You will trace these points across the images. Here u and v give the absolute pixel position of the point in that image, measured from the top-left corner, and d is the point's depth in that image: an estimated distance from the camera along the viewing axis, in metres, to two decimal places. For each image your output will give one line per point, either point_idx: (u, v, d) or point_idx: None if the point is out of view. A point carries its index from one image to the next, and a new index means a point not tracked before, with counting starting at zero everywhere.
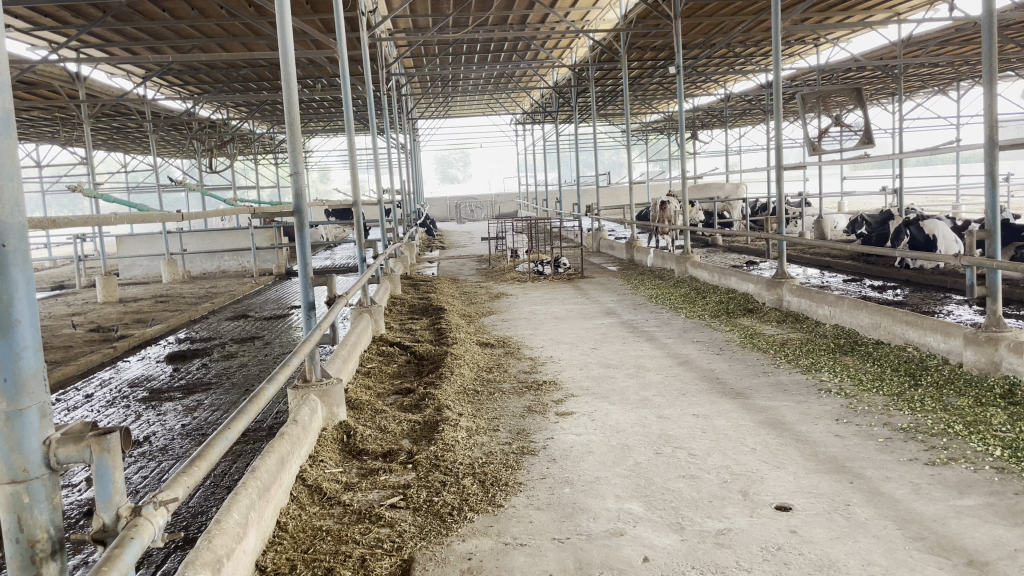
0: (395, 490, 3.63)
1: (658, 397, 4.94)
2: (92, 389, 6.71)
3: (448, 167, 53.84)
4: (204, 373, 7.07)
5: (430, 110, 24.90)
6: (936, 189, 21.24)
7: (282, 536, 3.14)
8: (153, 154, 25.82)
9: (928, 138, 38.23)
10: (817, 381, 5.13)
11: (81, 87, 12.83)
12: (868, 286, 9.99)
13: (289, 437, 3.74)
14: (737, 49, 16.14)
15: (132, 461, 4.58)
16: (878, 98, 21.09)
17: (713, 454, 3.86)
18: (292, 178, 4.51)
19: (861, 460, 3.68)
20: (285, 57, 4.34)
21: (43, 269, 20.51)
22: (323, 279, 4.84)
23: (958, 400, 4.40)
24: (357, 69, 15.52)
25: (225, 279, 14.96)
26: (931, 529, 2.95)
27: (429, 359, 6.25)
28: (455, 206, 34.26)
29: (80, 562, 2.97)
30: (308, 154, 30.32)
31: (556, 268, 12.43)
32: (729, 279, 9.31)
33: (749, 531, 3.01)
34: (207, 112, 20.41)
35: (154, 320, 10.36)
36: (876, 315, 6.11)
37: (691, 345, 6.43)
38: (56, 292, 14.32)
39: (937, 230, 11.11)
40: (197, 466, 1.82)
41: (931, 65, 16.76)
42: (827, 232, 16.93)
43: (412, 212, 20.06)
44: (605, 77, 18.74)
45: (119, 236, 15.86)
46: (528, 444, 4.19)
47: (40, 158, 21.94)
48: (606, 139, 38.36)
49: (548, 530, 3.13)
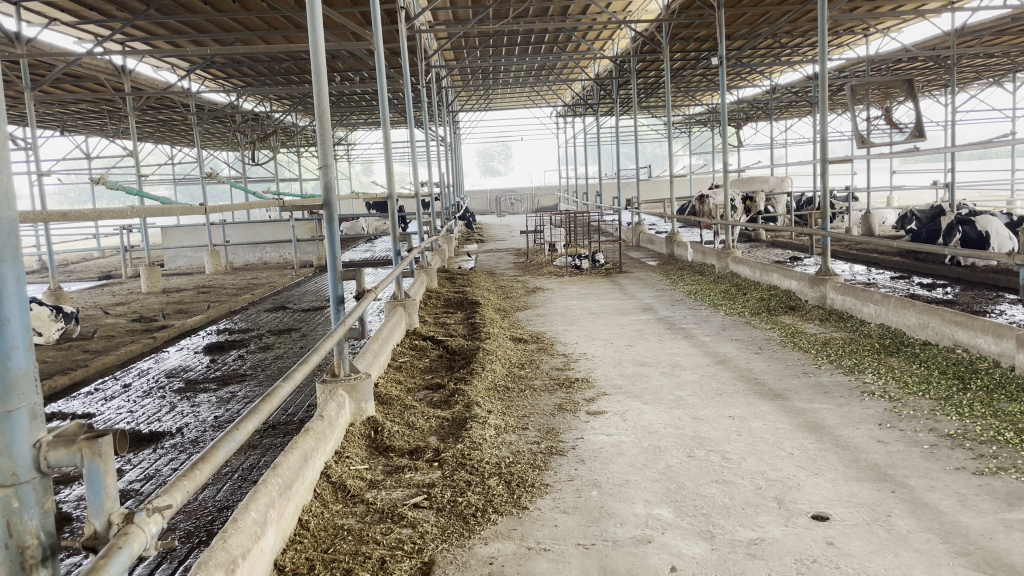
0: (419, 489, 3.56)
1: (692, 397, 4.81)
2: (130, 379, 6.79)
3: (489, 160, 53.78)
4: (240, 364, 7.10)
5: (471, 102, 24.88)
6: (990, 185, 20.61)
7: (304, 534, 3.10)
8: (198, 147, 26.25)
9: (983, 131, 37.23)
10: (860, 383, 4.95)
11: (126, 79, 13.01)
12: (917, 283, 9.69)
13: (314, 432, 3.69)
14: (783, 40, 15.81)
15: (162, 453, 4.58)
16: (929, 89, 20.53)
17: (748, 458, 3.72)
18: (321, 171, 4.45)
19: (905, 468, 3.51)
20: (314, 49, 4.27)
21: (91, 259, 20.89)
22: (352, 273, 4.77)
23: (1010, 406, 4.20)
24: (396, 62, 15.50)
25: (266, 271, 15.06)
26: (977, 544, 2.79)
27: (461, 355, 6.18)
28: (495, 199, 34.24)
29: (79, 566, 2.98)
30: (351, 147, 30.52)
31: (594, 262, 12.28)
32: (771, 275, 9.09)
33: (783, 540, 2.88)
34: (251, 105, 20.63)
35: (195, 310, 10.48)
36: (924, 315, 5.90)
37: (730, 344, 6.27)
38: (102, 282, 14.59)
39: (991, 227, 10.83)
40: (199, 470, 1.77)
41: (986, 55, 16.25)
42: (874, 227, 16.54)
43: (452, 205, 20.06)
44: (647, 69, 18.51)
45: (164, 228, 16.05)
46: (557, 444, 4.10)
47: (89, 150, 22.38)
48: (648, 132, 37.94)
49: (573, 535, 3.04)
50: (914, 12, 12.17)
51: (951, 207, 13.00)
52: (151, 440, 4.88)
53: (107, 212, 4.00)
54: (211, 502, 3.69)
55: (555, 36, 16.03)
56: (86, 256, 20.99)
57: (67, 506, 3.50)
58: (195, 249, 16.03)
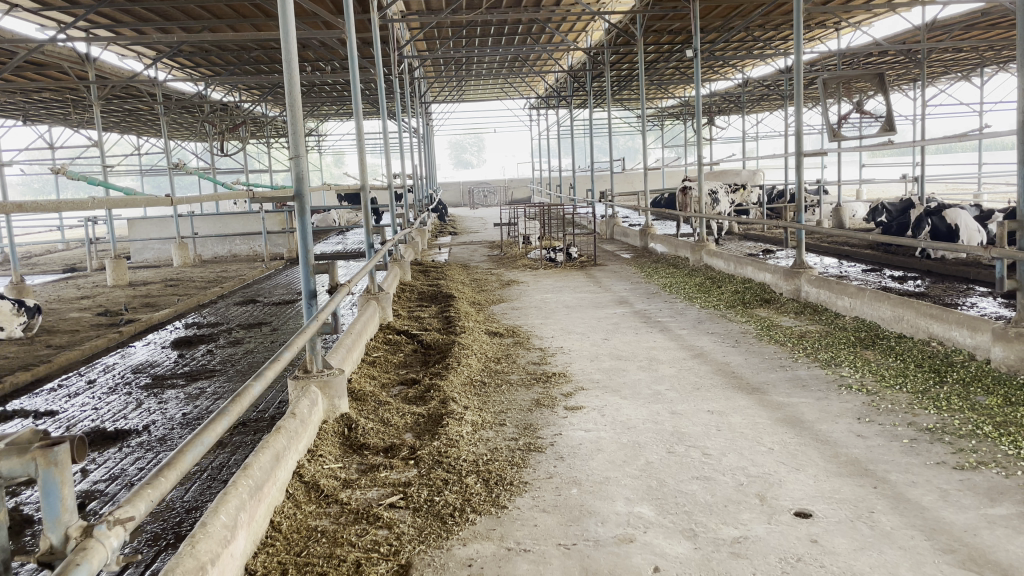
0: (395, 489, 3.47)
1: (671, 392, 4.76)
2: (95, 375, 6.62)
3: (462, 152, 53.73)
4: (209, 359, 6.94)
5: (444, 93, 24.76)
6: (959, 178, 20.84)
7: (275, 537, 2.99)
8: (165, 138, 25.81)
9: (948, 126, 37.89)
10: (838, 376, 4.93)
11: (90, 68, 12.69)
12: (888, 277, 9.73)
13: (286, 430, 3.59)
14: (756, 33, 15.83)
15: (128, 452, 4.45)
16: (899, 83, 20.76)
17: (728, 454, 3.69)
18: (292, 161, 4.32)
19: (886, 463, 3.49)
20: (285, 38, 4.14)
21: (56, 251, 20.45)
22: (324, 266, 4.64)
23: (987, 399, 4.20)
24: (368, 52, 15.29)
25: (237, 263, 14.84)
26: (962, 541, 2.76)
27: (435, 349, 6.08)
28: (469, 192, 34.17)
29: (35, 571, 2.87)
30: (322, 138, 30.24)
31: (568, 255, 12.19)
32: (745, 268, 9.09)
33: (767, 539, 2.84)
34: (219, 95, 20.29)
35: (162, 304, 10.26)
36: (899, 308, 5.91)
37: (706, 337, 6.25)
38: (67, 275, 14.25)
39: (961, 220, 10.92)
40: (162, 478, 1.68)
41: (957, 50, 16.42)
42: (845, 220, 16.67)
43: (425, 198, 19.85)
44: (621, 61, 18.49)
45: (130, 219, 15.72)
46: (535, 440, 4.03)
47: (53, 140, 21.86)
48: (621, 124, 38.06)
49: (554, 535, 2.97)
50: (885, 6, 12.24)
51: (921, 200, 13.10)
52: (116, 438, 4.73)
53: (66, 202, 3.82)
54: (179, 504, 3.57)
55: (529, 27, 15.94)
56: (49, 249, 20.52)
57: (25, 509, 3.33)
58: (163, 241, 15.74)
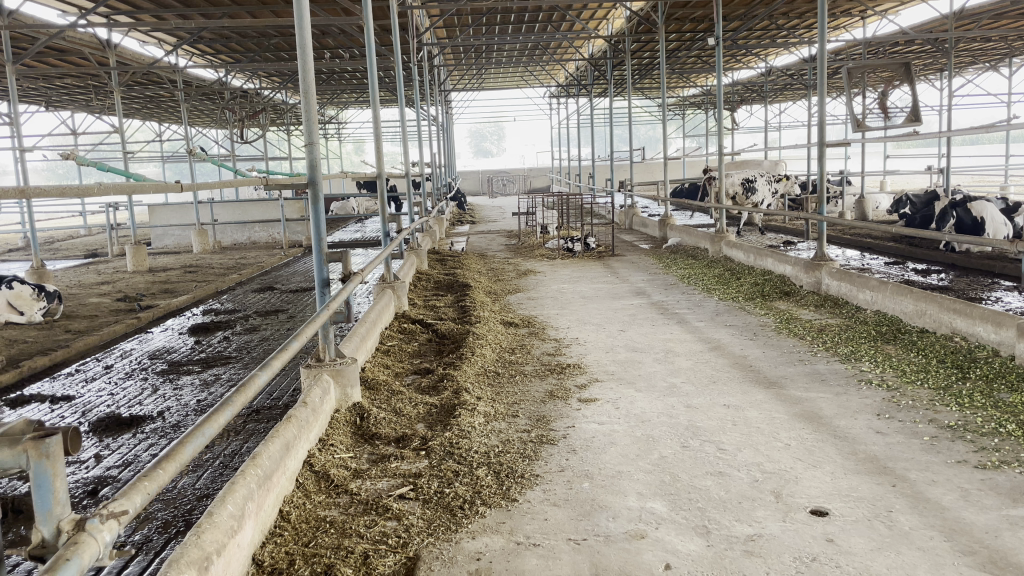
0: (405, 479, 3.44)
1: (687, 385, 4.71)
2: (113, 360, 6.65)
3: (481, 140, 53.73)
4: (225, 346, 6.95)
5: (464, 82, 24.73)
6: (984, 170, 20.50)
7: (284, 527, 2.98)
8: (186, 125, 25.95)
9: (975, 116, 37.29)
10: (857, 371, 4.84)
11: (111, 54, 12.74)
12: (911, 270, 9.59)
13: (297, 419, 3.56)
14: (779, 21, 15.65)
15: (143, 438, 4.45)
16: (925, 73, 20.45)
17: (743, 449, 3.62)
18: (306, 148, 4.27)
19: (905, 461, 3.41)
20: (298, 23, 4.08)
21: (78, 237, 20.60)
22: (338, 253, 4.59)
23: (1010, 396, 4.11)
24: (388, 39, 15.25)
25: (256, 249, 14.87)
26: (982, 543, 2.69)
27: (450, 338, 6.05)
28: (487, 180, 34.13)
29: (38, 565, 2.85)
30: (342, 126, 30.26)
31: (586, 245, 12.10)
32: (765, 260, 8.99)
33: (781, 537, 2.78)
34: (240, 82, 20.35)
35: (181, 290, 10.31)
36: (921, 302, 5.81)
37: (723, 329, 6.17)
38: (87, 260, 14.35)
39: (986, 213, 10.77)
40: (162, 470, 1.67)
41: (985, 39, 16.14)
42: (868, 212, 16.46)
43: (444, 185, 19.83)
44: (642, 50, 18.36)
45: (151, 206, 15.83)
46: (548, 432, 3.99)
47: (76, 127, 22.01)
48: (642, 113, 37.81)
49: (565, 529, 2.93)
50: None
51: (945, 191, 12.93)
52: (131, 424, 4.75)
53: (79, 188, 3.78)
54: (190, 490, 3.57)
55: (549, 14, 15.85)
56: (72, 234, 20.75)
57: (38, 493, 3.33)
58: (183, 227, 15.84)
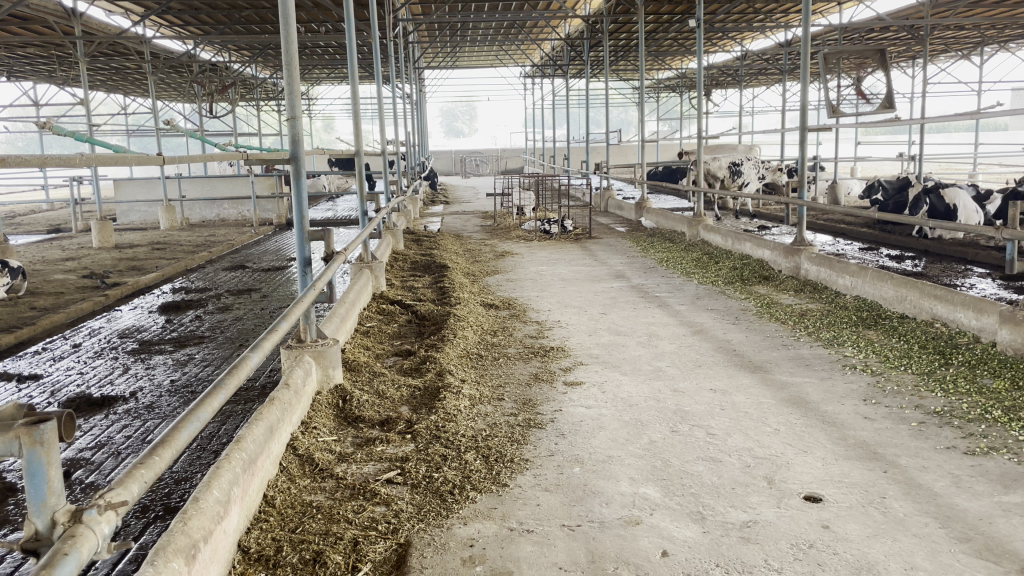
0: (392, 463, 3.38)
1: (672, 369, 4.68)
2: (81, 339, 6.47)
3: (453, 120, 53.36)
4: (197, 325, 6.79)
5: (438, 60, 24.46)
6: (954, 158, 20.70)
7: (269, 512, 2.89)
8: (153, 98, 25.37)
9: (945, 104, 37.67)
10: (841, 356, 4.85)
11: (76, 22, 12.37)
12: (885, 256, 9.66)
13: (280, 401, 3.47)
14: (757, 5, 15.60)
15: (116, 419, 4.32)
16: (899, 60, 20.56)
17: (733, 435, 3.60)
18: (288, 123, 4.14)
19: (895, 447, 3.41)
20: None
21: (42, 211, 20.07)
22: (319, 233, 4.47)
23: (994, 383, 4.13)
24: (363, 14, 14.97)
25: (225, 227, 14.58)
26: (977, 529, 2.69)
27: (430, 320, 5.96)
28: (460, 160, 33.91)
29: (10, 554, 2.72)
30: (313, 103, 29.81)
31: (563, 227, 12.03)
32: (743, 244, 8.98)
33: (777, 524, 2.75)
34: (209, 55, 19.93)
35: (149, 267, 10.06)
36: (902, 288, 5.82)
37: (705, 314, 6.16)
38: (50, 236, 13.98)
39: (958, 200, 10.87)
40: (158, 456, 1.59)
41: (959, 26, 16.25)
42: (840, 197, 16.57)
43: (417, 164, 19.63)
44: (620, 31, 18.24)
45: (117, 180, 15.45)
46: (535, 416, 3.93)
47: (38, 97, 21.41)
48: (616, 95, 37.70)
49: (557, 515, 2.88)
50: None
51: (918, 179, 13.03)
52: (103, 405, 4.61)
53: (50, 159, 3.63)
54: (168, 475, 3.45)
55: None
56: (34, 209, 20.23)
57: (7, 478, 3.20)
58: (150, 204, 15.49)
